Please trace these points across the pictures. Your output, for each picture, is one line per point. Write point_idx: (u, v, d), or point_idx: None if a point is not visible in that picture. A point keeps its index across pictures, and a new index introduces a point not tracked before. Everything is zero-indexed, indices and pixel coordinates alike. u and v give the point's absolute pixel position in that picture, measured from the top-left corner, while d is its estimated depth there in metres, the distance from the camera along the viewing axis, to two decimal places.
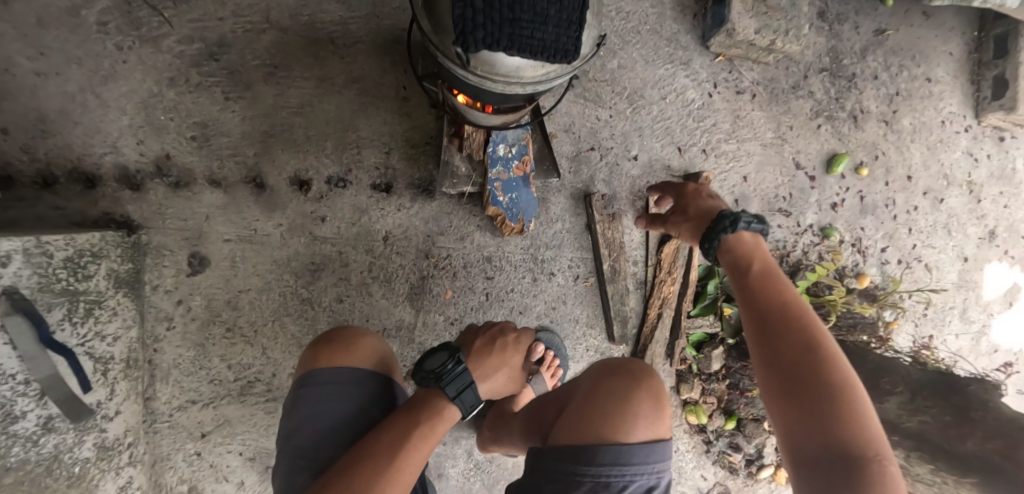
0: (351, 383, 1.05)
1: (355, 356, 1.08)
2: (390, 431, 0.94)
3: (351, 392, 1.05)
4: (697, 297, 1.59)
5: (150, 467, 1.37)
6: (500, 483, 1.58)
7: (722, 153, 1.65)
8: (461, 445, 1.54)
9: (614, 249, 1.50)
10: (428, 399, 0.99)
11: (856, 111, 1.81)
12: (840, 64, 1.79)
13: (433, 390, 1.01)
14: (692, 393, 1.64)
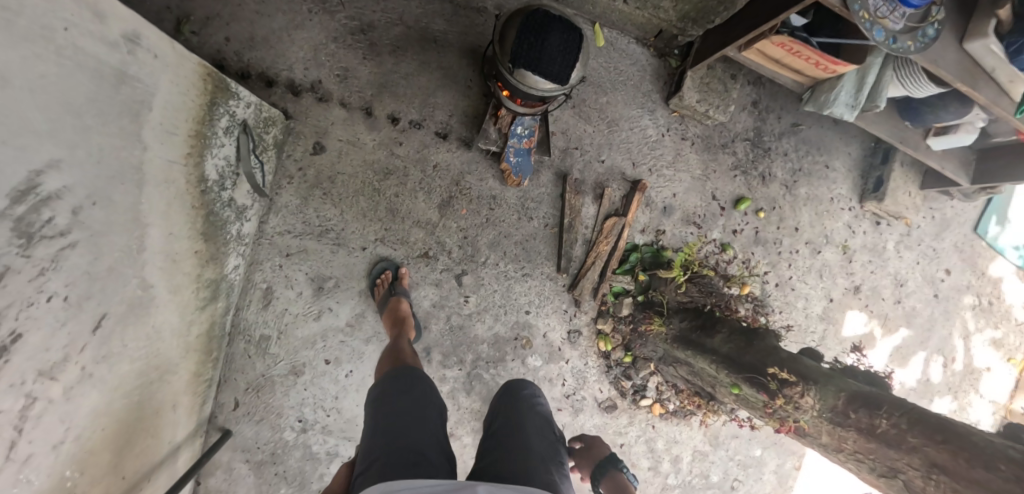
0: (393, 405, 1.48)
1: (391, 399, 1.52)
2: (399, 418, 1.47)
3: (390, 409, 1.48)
4: (622, 261, 2.39)
5: (249, 264, 2.14)
6: (461, 347, 2.29)
7: (662, 174, 2.45)
8: (445, 312, 2.26)
9: (574, 211, 2.32)
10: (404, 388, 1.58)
11: (765, 172, 2.59)
12: (761, 138, 2.58)
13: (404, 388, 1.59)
14: (605, 327, 2.38)
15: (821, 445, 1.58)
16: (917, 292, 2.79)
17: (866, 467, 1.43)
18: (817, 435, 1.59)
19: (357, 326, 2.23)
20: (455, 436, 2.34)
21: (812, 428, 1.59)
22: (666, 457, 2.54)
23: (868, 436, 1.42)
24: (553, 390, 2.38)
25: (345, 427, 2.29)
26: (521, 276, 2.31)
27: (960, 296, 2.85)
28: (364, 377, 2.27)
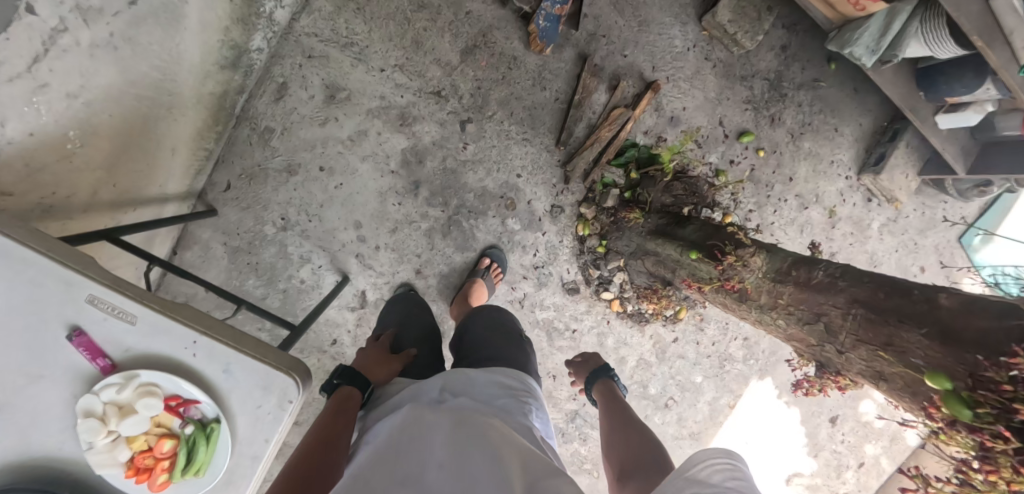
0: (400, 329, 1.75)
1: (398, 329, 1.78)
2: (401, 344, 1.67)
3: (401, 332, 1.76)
4: (618, 153, 2.46)
5: (272, 55, 2.23)
6: (449, 189, 2.38)
7: (678, 86, 2.50)
8: (442, 152, 2.36)
9: (585, 92, 2.39)
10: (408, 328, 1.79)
11: (775, 115, 2.65)
12: (780, 82, 2.64)
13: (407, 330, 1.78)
14: (587, 212, 2.47)
15: (760, 309, 1.70)
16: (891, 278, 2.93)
17: (795, 321, 1.56)
18: (757, 299, 1.70)
19: (357, 142, 2.32)
20: (422, 274, 2.44)
21: (756, 292, 1.71)
22: (612, 355, 2.63)
23: (804, 288, 1.55)
24: (524, 258, 2.48)
25: (321, 237, 2.37)
26: (521, 139, 2.40)
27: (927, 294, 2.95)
28: (350, 194, 2.35)
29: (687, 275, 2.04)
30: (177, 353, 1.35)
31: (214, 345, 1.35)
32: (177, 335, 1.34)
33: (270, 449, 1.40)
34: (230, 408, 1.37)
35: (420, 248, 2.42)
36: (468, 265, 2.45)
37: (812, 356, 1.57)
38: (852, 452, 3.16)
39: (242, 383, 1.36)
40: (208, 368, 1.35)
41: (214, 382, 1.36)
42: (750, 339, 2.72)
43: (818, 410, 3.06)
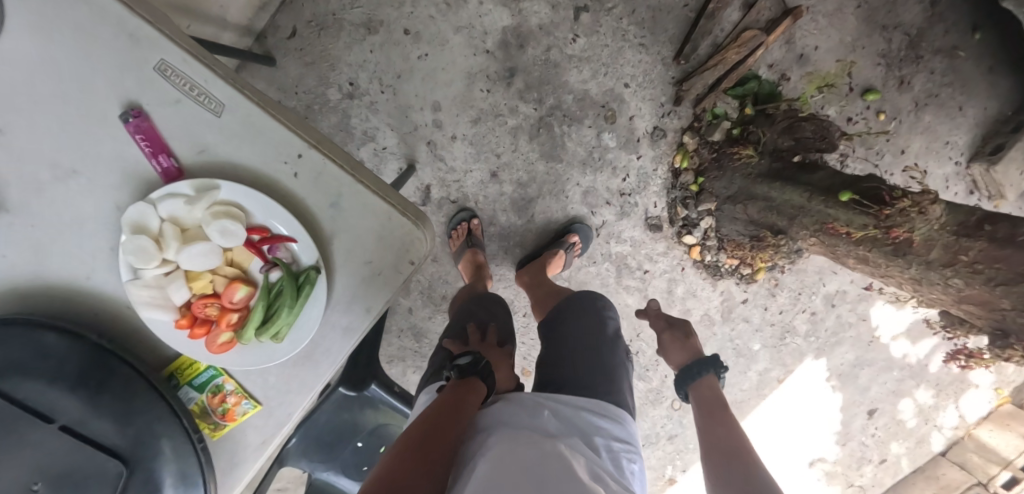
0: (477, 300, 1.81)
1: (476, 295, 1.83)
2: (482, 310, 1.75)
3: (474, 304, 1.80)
4: (736, 82, 2.14)
5: None
6: (546, 86, 2.07)
7: (815, 19, 2.15)
8: (547, 39, 2.03)
9: (719, 3, 2.03)
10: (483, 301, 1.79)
11: (904, 78, 2.25)
12: (919, 39, 2.21)
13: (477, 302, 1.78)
14: (690, 143, 2.19)
15: (918, 257, 1.56)
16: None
17: (982, 281, 1.43)
18: (922, 251, 1.55)
19: (453, 8, 1.96)
20: (497, 178, 2.15)
21: (922, 245, 1.55)
22: (678, 305, 2.40)
23: (1003, 246, 1.38)
24: (612, 181, 2.20)
25: (393, 112, 2.04)
26: (637, 43, 2.07)
27: None
28: (435, 68, 2.01)
29: (815, 221, 1.79)
30: (277, 169, 1.14)
31: (324, 165, 1.14)
32: (279, 145, 1.13)
33: (366, 321, 1.20)
34: (331, 255, 1.17)
35: (500, 148, 2.11)
36: (549, 176, 2.16)
37: (991, 318, 1.49)
38: (877, 446, 2.70)
39: (350, 224, 1.16)
40: (313, 198, 1.15)
41: (317, 216, 1.16)
42: (817, 313, 2.45)
43: (862, 395, 2.60)
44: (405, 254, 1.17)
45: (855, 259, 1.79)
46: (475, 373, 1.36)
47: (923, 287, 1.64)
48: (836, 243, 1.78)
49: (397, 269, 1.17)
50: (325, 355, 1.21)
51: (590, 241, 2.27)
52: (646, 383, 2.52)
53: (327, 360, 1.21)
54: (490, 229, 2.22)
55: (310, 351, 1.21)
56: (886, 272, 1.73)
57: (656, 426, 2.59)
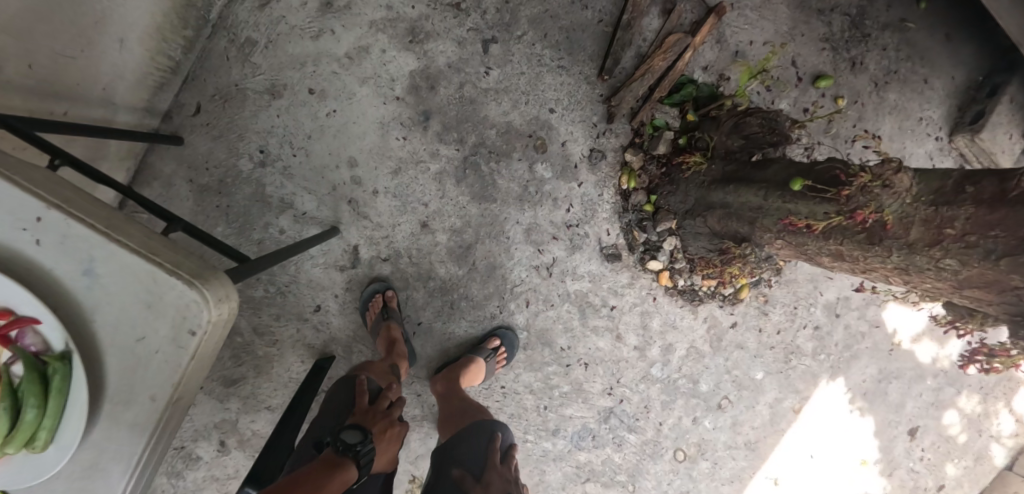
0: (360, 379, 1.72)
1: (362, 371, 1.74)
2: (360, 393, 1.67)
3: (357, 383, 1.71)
4: (672, 89, 2.00)
5: None
6: (467, 124, 1.95)
7: (742, 15, 2.02)
8: (460, 77, 1.92)
9: (635, 12, 1.94)
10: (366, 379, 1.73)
11: (856, 58, 2.08)
12: (863, 19, 2.08)
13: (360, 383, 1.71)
14: (634, 161, 2.01)
15: (895, 240, 1.30)
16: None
17: (981, 257, 1.15)
18: (898, 233, 1.29)
19: (356, 61, 1.88)
20: (428, 228, 2.00)
21: (898, 226, 1.29)
22: (657, 341, 2.14)
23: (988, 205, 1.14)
24: (555, 213, 2.03)
25: (308, 175, 1.93)
26: (556, 67, 1.96)
27: None
28: (347, 123, 1.91)
29: (776, 220, 1.60)
30: (16, 239, 1.02)
31: (68, 225, 1.02)
32: (12, 209, 1.01)
33: (155, 408, 1.06)
34: (97, 337, 1.05)
35: (427, 196, 1.98)
36: (485, 218, 2.01)
37: (1004, 304, 1.17)
38: (934, 473, 2.31)
39: (112, 294, 1.04)
40: (64, 269, 1.03)
41: (74, 292, 1.04)
42: (821, 327, 2.17)
43: (896, 415, 2.26)
44: (183, 323, 1.04)
45: (829, 259, 1.53)
46: (351, 455, 1.40)
47: (911, 280, 1.34)
48: (805, 242, 1.55)
49: (175, 340, 1.04)
50: (116, 457, 1.08)
51: (542, 283, 2.07)
52: (638, 435, 2.21)
53: (120, 463, 1.08)
54: (429, 284, 2.04)
55: (97, 456, 1.08)
56: (865, 269, 1.45)
57: (660, 486, 2.24)
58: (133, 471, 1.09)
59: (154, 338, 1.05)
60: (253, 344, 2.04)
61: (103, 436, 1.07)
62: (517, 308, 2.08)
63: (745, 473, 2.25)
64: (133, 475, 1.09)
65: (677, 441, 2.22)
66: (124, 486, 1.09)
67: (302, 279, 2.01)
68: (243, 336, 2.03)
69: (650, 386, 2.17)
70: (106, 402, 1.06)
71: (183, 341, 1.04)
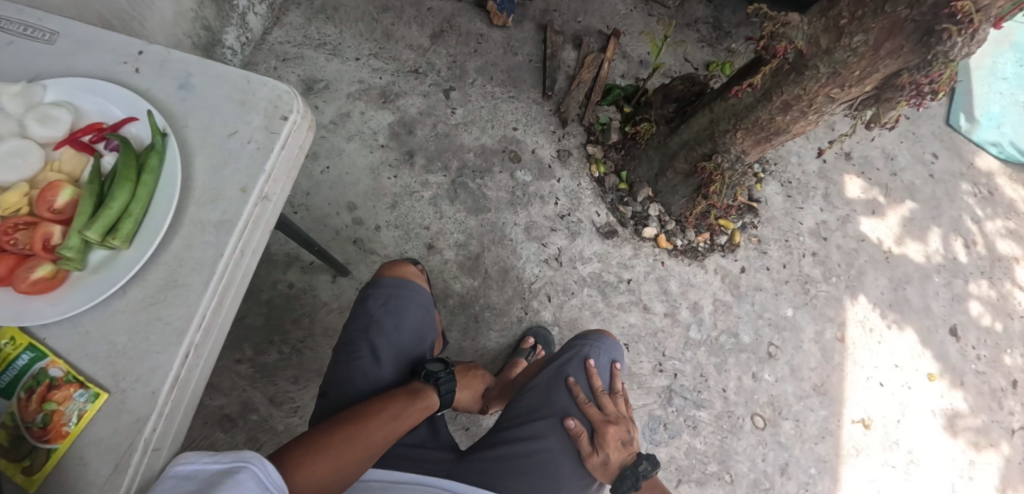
0: (401, 291, 1.55)
1: (404, 277, 1.60)
2: (374, 404, 1.35)
3: (402, 295, 1.55)
4: (603, 94, 2.38)
5: (244, 64, 2.16)
6: (448, 152, 2.19)
7: (635, 37, 2.53)
8: (431, 119, 2.23)
9: (554, 47, 2.40)
10: (417, 388, 1.42)
11: (729, 49, 2.60)
12: (720, 25, 2.64)
13: (423, 386, 1.42)
14: (597, 152, 2.31)
15: (816, 57, 1.58)
16: (912, 168, 2.57)
17: (874, 15, 1.42)
18: (815, 49, 1.58)
19: (341, 125, 2.15)
20: (435, 248, 2.07)
21: (812, 47, 1.58)
22: (683, 303, 2.19)
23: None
24: (546, 208, 2.19)
25: (311, 226, 2.02)
26: (507, 97, 2.32)
27: (991, 179, 2.64)
28: (340, 175, 2.09)
29: (727, 123, 1.90)
30: (114, 71, 0.97)
31: (167, 53, 0.98)
32: (114, 45, 0.98)
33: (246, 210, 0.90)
34: (187, 139, 0.93)
35: (427, 220, 2.10)
36: (485, 228, 2.13)
37: (908, 65, 1.44)
38: (999, 370, 2.34)
39: (204, 99, 0.95)
40: (158, 87, 0.96)
41: (164, 104, 0.95)
42: (819, 252, 2.34)
43: (930, 320, 2.34)
44: (276, 111, 0.95)
45: (783, 117, 1.78)
46: (432, 381, 1.42)
47: (845, 83, 1.58)
48: (758, 115, 1.81)
49: (268, 127, 0.93)
50: (197, 270, 0.87)
51: (557, 274, 2.13)
52: (708, 409, 2.09)
53: (200, 276, 0.87)
54: (448, 303, 2.03)
55: (174, 273, 0.87)
56: (809, 104, 1.70)
57: (755, 463, 2.07)
58: (214, 288, 0.87)
59: (245, 129, 0.93)
60: (270, 418, 1.83)
61: (184, 245, 0.88)
62: (540, 305, 2.09)
63: (831, 423, 2.14)
64: (213, 295, 0.87)
65: (749, 406, 2.12)
66: (204, 311, 0.86)
67: (317, 329, 1.93)
68: (258, 412, 1.83)
69: (696, 351, 2.15)
70: (192, 204, 0.90)
71: (277, 128, 0.94)
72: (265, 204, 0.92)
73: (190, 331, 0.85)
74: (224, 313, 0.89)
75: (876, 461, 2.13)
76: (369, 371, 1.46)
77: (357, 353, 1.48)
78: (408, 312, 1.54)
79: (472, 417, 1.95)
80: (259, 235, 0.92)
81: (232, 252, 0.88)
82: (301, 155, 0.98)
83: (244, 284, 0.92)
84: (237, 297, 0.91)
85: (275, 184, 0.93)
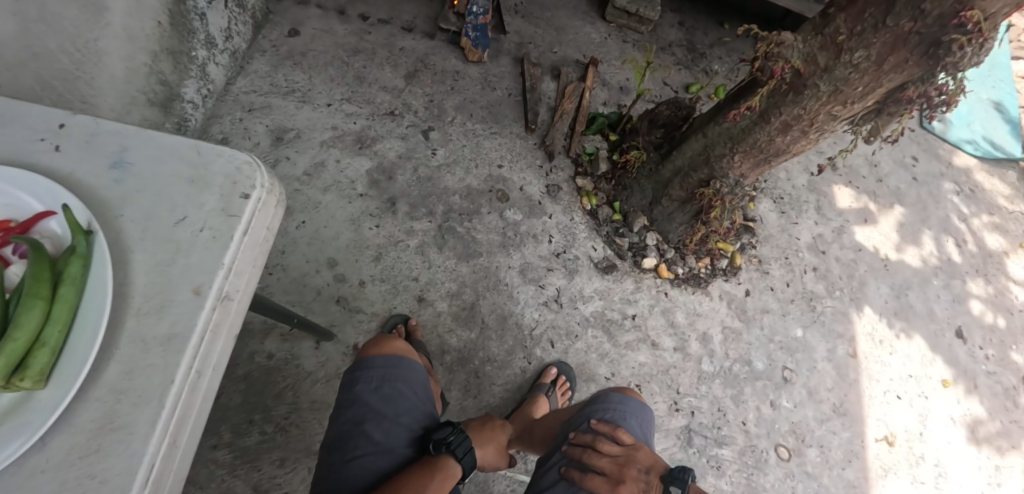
0: (400, 368, 1.35)
1: (399, 351, 1.39)
2: (393, 488, 1.17)
3: (402, 373, 1.35)
4: (587, 123, 2.29)
5: (207, 118, 2.03)
6: (432, 196, 2.07)
7: (614, 64, 2.46)
8: (411, 163, 2.10)
9: (533, 79, 2.31)
10: (433, 459, 1.24)
11: (708, 69, 2.54)
12: (695, 46, 2.59)
13: (439, 456, 1.25)
14: (587, 185, 2.20)
15: (813, 77, 1.41)
16: (896, 173, 2.51)
17: (874, 29, 1.25)
18: (812, 68, 1.40)
19: (315, 175, 2.01)
20: (426, 300, 1.92)
21: (809, 65, 1.40)
22: (692, 334, 2.06)
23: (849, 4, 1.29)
24: (539, 247, 2.07)
25: (289, 288, 1.85)
26: (489, 134, 2.21)
27: (971, 177, 2.59)
28: (317, 230, 1.94)
29: (722, 151, 1.75)
30: (30, 151, 0.83)
31: (96, 125, 0.85)
32: (29, 119, 0.84)
33: (200, 321, 0.76)
34: (125, 232, 0.80)
35: (415, 270, 1.95)
36: (478, 274, 1.99)
37: (916, 79, 1.27)
38: (1008, 368, 2.23)
39: (145, 178, 0.83)
40: (85, 167, 0.83)
41: (94, 189, 0.82)
42: (819, 267, 2.25)
43: (936, 324, 2.24)
44: (235, 189, 0.83)
45: (783, 139, 1.60)
46: (445, 449, 1.25)
47: (847, 100, 1.39)
48: (756, 138, 1.64)
49: (225, 211, 0.81)
50: (140, 406, 0.73)
51: (558, 317, 1.99)
52: (731, 447, 1.93)
53: (145, 412, 0.72)
54: (446, 359, 1.87)
55: (111, 413, 0.73)
56: (810, 124, 1.51)
57: None
58: (164, 426, 0.72)
59: (197, 215, 0.81)
60: None
61: (123, 373, 0.74)
62: (544, 352, 1.94)
63: (856, 445, 2.00)
64: (163, 435, 0.72)
65: (771, 437, 1.96)
66: (152, 459, 0.71)
67: (303, 403, 1.74)
68: None
69: (711, 384, 2.00)
70: (131, 316, 0.76)
71: (236, 210, 0.81)
72: (226, 305, 0.79)
73: (134, 488, 0.69)
74: (179, 455, 0.74)
75: (904, 479, 1.98)
76: (370, 464, 1.25)
77: (356, 447, 1.27)
78: (411, 397, 1.34)
79: (481, 484, 1.74)
80: (220, 347, 0.79)
81: (185, 375, 0.74)
82: (268, 237, 0.85)
83: (202, 413, 0.77)
84: (194, 431, 0.76)
85: (237, 279, 0.80)
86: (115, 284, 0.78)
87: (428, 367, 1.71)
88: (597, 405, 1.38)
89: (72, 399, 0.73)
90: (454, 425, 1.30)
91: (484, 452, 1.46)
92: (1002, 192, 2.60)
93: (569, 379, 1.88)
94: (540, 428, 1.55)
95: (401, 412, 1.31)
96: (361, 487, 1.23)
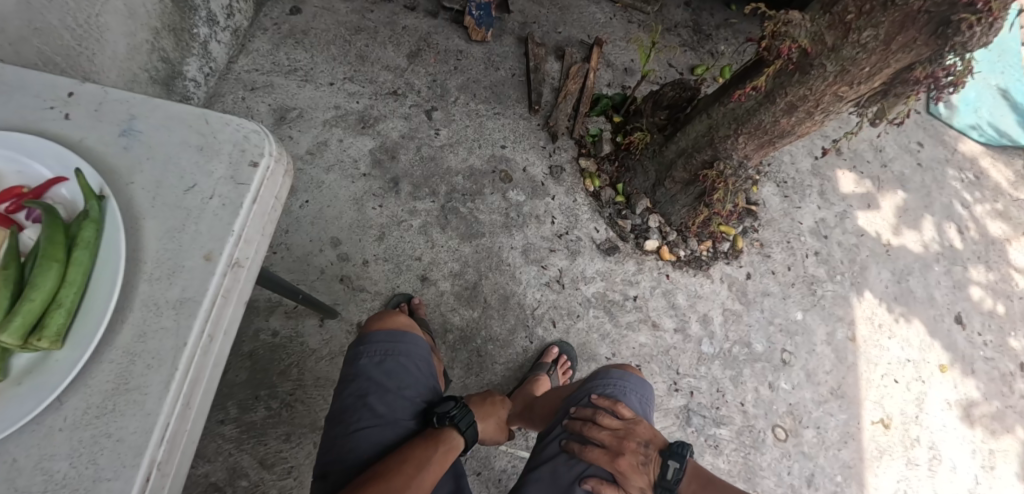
0: (405, 343, 1.36)
1: (404, 326, 1.41)
2: (403, 457, 1.19)
3: (406, 349, 1.36)
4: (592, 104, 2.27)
5: (211, 96, 2.03)
6: (435, 177, 2.07)
7: (619, 45, 2.44)
8: (414, 143, 2.11)
9: (537, 59, 2.29)
10: (440, 431, 1.27)
11: (713, 50, 2.52)
12: (700, 27, 2.56)
13: (445, 427, 1.28)
14: (590, 167, 2.20)
15: (820, 56, 1.40)
16: (901, 158, 2.51)
17: (883, 8, 1.23)
18: (820, 48, 1.39)
19: (318, 154, 2.02)
20: (429, 280, 1.94)
21: (816, 45, 1.39)
22: (692, 315, 2.07)
23: None
24: (542, 228, 2.08)
25: (293, 266, 1.87)
26: (492, 114, 2.21)
27: (975, 162, 2.58)
28: (321, 209, 1.95)
29: (727, 133, 1.74)
30: (39, 118, 0.84)
31: (104, 93, 0.86)
32: (39, 87, 0.85)
33: (210, 287, 0.77)
34: (135, 199, 0.81)
35: (418, 250, 1.96)
36: (480, 254, 2.00)
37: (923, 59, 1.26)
38: (1006, 354, 2.24)
39: (154, 145, 0.83)
40: (93, 135, 0.83)
41: (105, 156, 0.83)
42: (821, 251, 2.26)
43: (935, 309, 2.25)
44: (243, 156, 0.83)
45: (788, 120, 1.60)
46: (450, 422, 1.28)
47: (854, 81, 1.39)
48: (760, 119, 1.64)
49: (235, 178, 0.82)
50: (154, 368, 0.74)
51: (559, 298, 2.00)
52: (729, 426, 1.96)
53: (158, 374, 0.74)
54: (448, 338, 1.89)
55: (126, 374, 0.74)
56: (815, 105, 1.51)
57: (781, 478, 1.93)
58: (177, 388, 0.74)
59: (207, 183, 0.82)
60: (262, 483, 1.65)
61: (135, 336, 0.76)
62: (545, 332, 1.95)
63: (852, 426, 2.02)
64: (177, 396, 0.74)
65: (769, 418, 1.98)
66: (167, 418, 0.73)
67: (308, 379, 1.76)
68: (249, 478, 1.64)
69: (710, 365, 2.02)
70: (144, 280, 0.78)
71: (244, 178, 0.82)
72: (237, 271, 0.80)
73: (149, 447, 0.71)
74: (192, 416, 0.76)
75: (899, 461, 2.00)
76: (375, 436, 1.27)
77: (360, 420, 1.29)
78: (415, 372, 1.35)
79: (482, 459, 1.77)
80: (231, 312, 0.80)
81: (198, 338, 0.76)
82: (277, 206, 0.86)
83: (214, 376, 0.79)
84: (207, 393, 0.78)
85: (247, 246, 0.81)
86: (127, 250, 0.79)
87: (431, 343, 1.74)
88: (598, 380, 1.39)
89: (87, 360, 0.74)
90: (458, 398, 1.33)
91: (485, 426, 1.49)
92: (1006, 178, 2.58)
93: (570, 358, 1.91)
94: (545, 401, 1.56)
95: (408, 389, 1.33)
96: (366, 458, 1.25)
